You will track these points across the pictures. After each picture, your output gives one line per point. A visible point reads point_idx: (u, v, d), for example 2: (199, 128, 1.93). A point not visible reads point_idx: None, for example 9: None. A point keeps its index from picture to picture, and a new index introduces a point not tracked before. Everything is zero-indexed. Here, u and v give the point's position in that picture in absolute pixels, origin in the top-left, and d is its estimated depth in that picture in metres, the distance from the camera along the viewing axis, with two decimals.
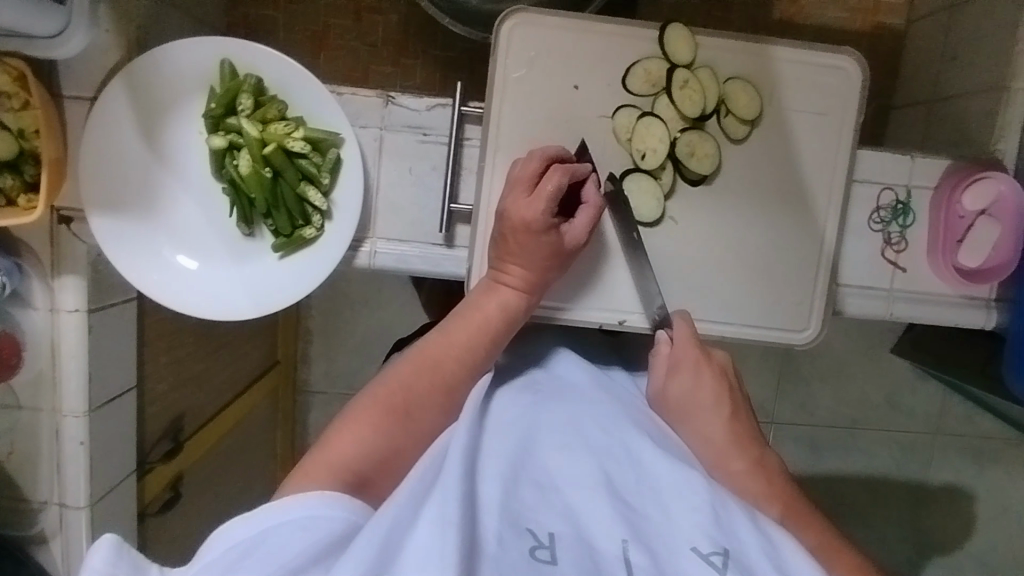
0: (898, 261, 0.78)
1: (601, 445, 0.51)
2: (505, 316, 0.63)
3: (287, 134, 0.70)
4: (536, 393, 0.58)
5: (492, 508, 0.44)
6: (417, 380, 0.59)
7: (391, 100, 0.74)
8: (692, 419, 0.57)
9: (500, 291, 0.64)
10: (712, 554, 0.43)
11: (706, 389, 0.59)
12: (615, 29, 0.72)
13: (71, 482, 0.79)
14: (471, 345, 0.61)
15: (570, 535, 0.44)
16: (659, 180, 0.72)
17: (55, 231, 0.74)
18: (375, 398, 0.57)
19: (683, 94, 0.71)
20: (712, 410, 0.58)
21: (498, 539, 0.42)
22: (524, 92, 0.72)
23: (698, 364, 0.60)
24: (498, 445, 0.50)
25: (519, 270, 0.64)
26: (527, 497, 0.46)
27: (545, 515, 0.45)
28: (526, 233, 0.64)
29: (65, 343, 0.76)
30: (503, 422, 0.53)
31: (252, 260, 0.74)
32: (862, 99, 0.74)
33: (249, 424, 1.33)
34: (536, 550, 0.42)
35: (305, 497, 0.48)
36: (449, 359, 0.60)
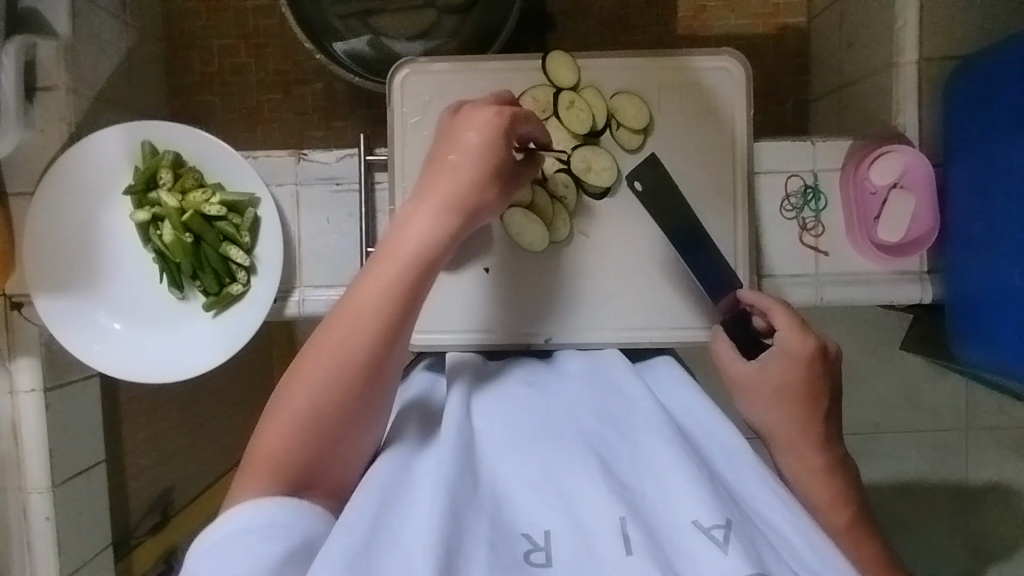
0: (819, 245, 0.78)
1: (593, 429, 0.52)
2: (420, 254, 0.50)
3: (205, 200, 0.75)
4: (534, 384, 0.60)
5: (484, 511, 0.45)
6: (320, 368, 0.48)
7: (303, 157, 0.79)
8: (775, 406, 0.56)
9: (421, 217, 0.51)
10: (713, 527, 0.42)
11: (802, 387, 0.55)
12: (499, 65, 0.77)
13: (40, 557, 0.82)
14: (397, 287, 0.49)
15: (563, 528, 0.44)
16: (562, 198, 0.75)
17: (9, 316, 0.79)
18: (289, 393, 0.48)
19: (571, 113, 0.75)
20: (801, 405, 0.55)
21: (493, 546, 0.42)
22: (423, 134, 0.77)
23: (806, 359, 0.56)
24: (489, 442, 0.52)
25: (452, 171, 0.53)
26: (519, 499, 0.46)
27: (540, 514, 0.45)
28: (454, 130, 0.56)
29: (26, 421, 0.80)
30: (491, 421, 0.54)
31: (186, 323, 0.78)
32: (748, 93, 0.76)
33: None
34: (530, 553, 0.43)
35: (264, 501, 0.44)
36: (370, 307, 0.49)
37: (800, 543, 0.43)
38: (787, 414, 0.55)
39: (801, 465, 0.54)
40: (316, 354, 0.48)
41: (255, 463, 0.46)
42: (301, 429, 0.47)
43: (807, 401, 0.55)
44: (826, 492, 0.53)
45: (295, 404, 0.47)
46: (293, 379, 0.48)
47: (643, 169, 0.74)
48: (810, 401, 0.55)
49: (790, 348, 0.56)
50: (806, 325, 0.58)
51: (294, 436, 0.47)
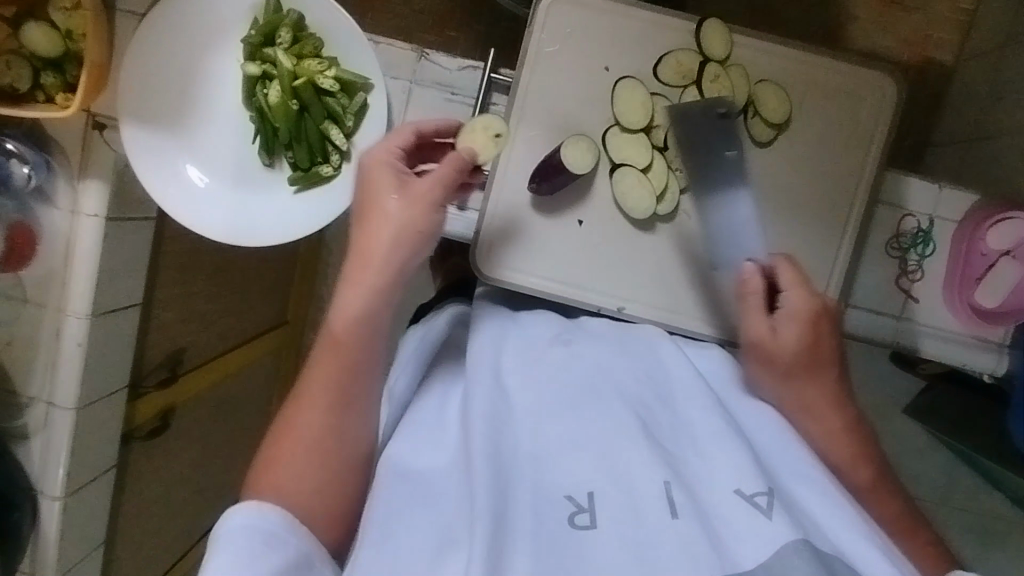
0: (912, 290, 0.76)
1: (634, 393, 0.58)
2: (415, 220, 0.59)
3: (320, 71, 0.72)
4: (569, 338, 0.63)
5: (526, 481, 0.53)
6: (315, 402, 0.59)
7: (425, 56, 0.75)
8: (800, 381, 0.62)
9: (397, 202, 0.59)
10: (756, 494, 0.50)
11: (798, 342, 0.62)
12: (651, 17, 0.73)
13: (64, 380, 0.81)
14: (370, 297, 0.58)
15: (608, 494, 0.51)
16: (677, 171, 0.73)
17: (88, 135, 0.77)
18: (293, 425, 0.60)
19: (713, 87, 0.72)
20: (822, 369, 0.62)
21: (536, 514, 0.50)
22: (554, 67, 0.73)
23: (815, 319, 0.63)
24: (525, 399, 0.58)
25: (395, 197, 0.59)
26: (562, 461, 0.53)
27: (580, 477, 0.52)
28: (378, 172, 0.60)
29: (81, 243, 0.78)
30: (523, 374, 0.60)
31: (266, 190, 0.76)
32: (894, 117, 0.73)
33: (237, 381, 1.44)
34: (576, 516, 0.50)
35: (268, 511, 0.56)
36: (354, 328, 0.59)
37: (827, 511, 0.51)
38: (818, 387, 0.62)
39: (819, 423, 0.62)
40: (319, 373, 0.60)
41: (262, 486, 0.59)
42: (302, 457, 0.59)
43: (821, 357, 0.62)
44: (846, 450, 0.62)
45: (295, 436, 0.60)
46: (297, 414, 0.60)
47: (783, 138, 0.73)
48: (819, 354, 0.62)
49: (797, 310, 0.62)
50: (807, 280, 0.63)
51: (308, 469, 0.59)
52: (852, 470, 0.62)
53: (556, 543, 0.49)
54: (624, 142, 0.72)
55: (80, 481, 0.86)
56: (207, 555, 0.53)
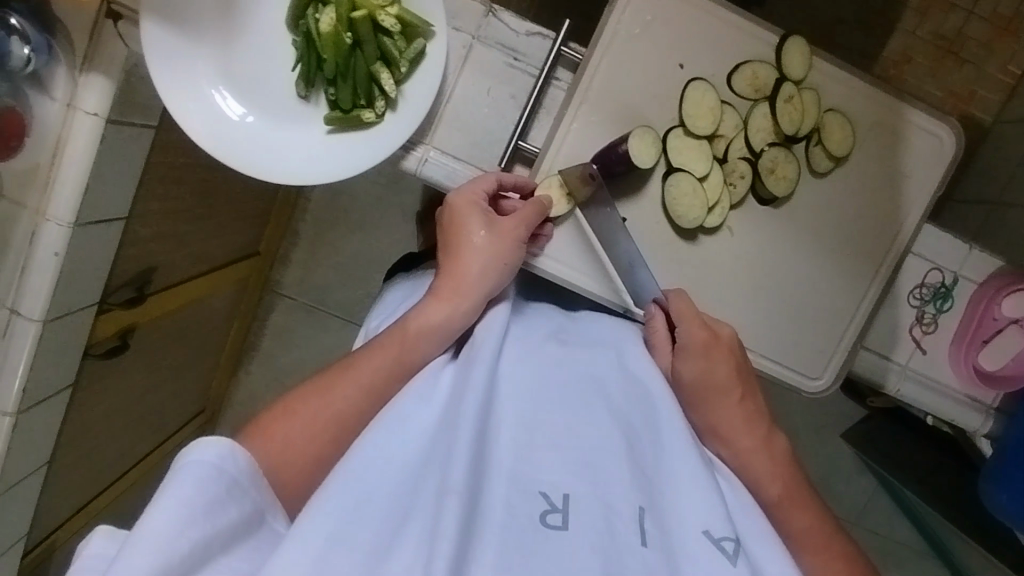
0: (922, 341, 0.78)
1: (622, 409, 0.55)
2: (499, 262, 0.64)
3: (381, 6, 0.65)
4: (562, 339, 0.62)
5: (502, 471, 0.47)
6: (366, 377, 0.59)
7: (493, 12, 0.70)
8: (706, 404, 0.61)
9: (484, 249, 0.64)
10: (723, 539, 0.47)
11: (716, 373, 0.62)
12: (737, 22, 0.70)
13: (31, 290, 0.73)
14: (450, 314, 0.61)
15: (584, 500, 0.47)
16: (732, 186, 0.71)
17: (100, 24, 0.68)
18: (313, 397, 0.58)
19: (785, 108, 0.69)
20: (724, 394, 0.62)
21: (508, 504, 0.45)
22: (629, 53, 0.69)
23: (709, 347, 0.63)
24: (513, 388, 0.53)
25: (484, 243, 0.64)
26: (542, 457, 0.48)
27: (558, 476, 0.47)
28: (466, 216, 0.65)
29: (73, 143, 0.70)
30: (512, 367, 0.56)
31: (294, 125, 0.69)
32: (946, 172, 0.74)
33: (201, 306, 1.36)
34: (548, 514, 0.45)
35: (210, 449, 0.46)
36: (426, 336, 0.61)
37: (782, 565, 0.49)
38: (724, 407, 0.61)
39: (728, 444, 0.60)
40: (375, 360, 0.59)
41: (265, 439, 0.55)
42: (324, 428, 0.56)
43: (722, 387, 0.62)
44: (762, 470, 0.60)
45: (331, 408, 0.57)
46: (326, 390, 0.58)
47: (837, 176, 0.73)
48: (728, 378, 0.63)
49: (691, 337, 0.63)
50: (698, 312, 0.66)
51: (319, 437, 0.56)
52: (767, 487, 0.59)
53: (523, 540, 0.43)
54: (685, 146, 0.70)
55: (34, 399, 0.78)
56: (151, 500, 0.43)
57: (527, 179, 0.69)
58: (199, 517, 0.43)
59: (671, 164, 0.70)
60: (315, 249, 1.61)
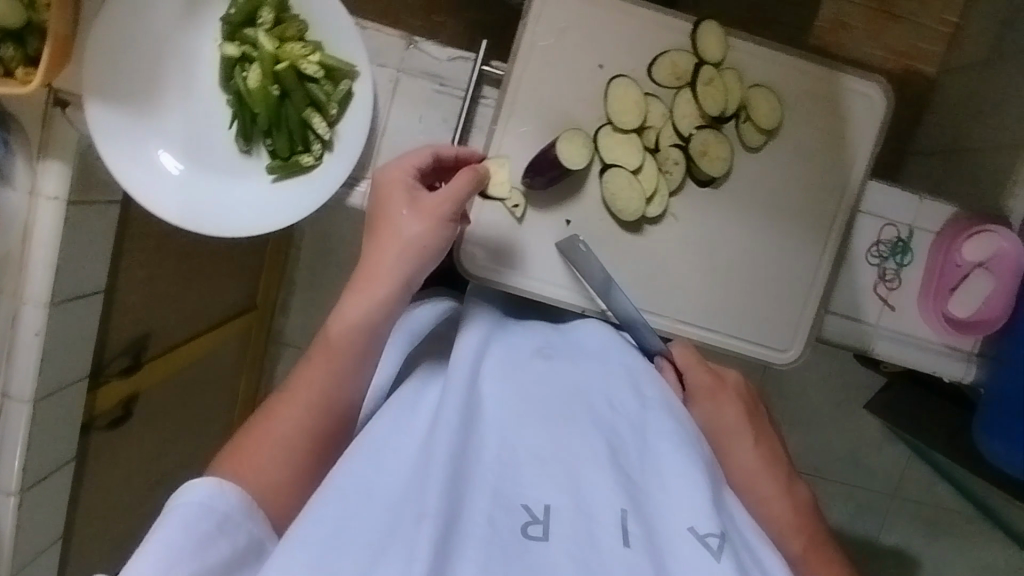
0: (889, 298, 0.78)
1: (608, 415, 0.55)
2: (417, 247, 0.62)
3: (303, 56, 0.69)
4: (547, 354, 0.62)
5: (485, 488, 0.48)
6: (307, 393, 0.61)
7: (414, 44, 0.72)
8: (726, 447, 0.62)
9: (409, 225, 0.62)
10: (708, 535, 0.47)
11: (729, 418, 0.62)
12: (647, 15, 0.72)
13: (19, 372, 0.76)
14: (369, 309, 0.62)
15: (566, 508, 0.47)
16: (668, 174, 0.72)
17: (50, 113, 0.72)
18: (275, 412, 0.61)
19: (707, 90, 0.71)
20: (740, 436, 0.62)
21: (489, 520, 0.46)
22: (548, 61, 0.71)
23: (715, 391, 0.64)
24: (498, 409, 0.55)
25: (409, 218, 0.63)
26: (525, 472, 0.49)
27: (540, 488, 0.48)
28: (391, 187, 0.65)
29: (40, 227, 0.74)
30: (494, 387, 0.57)
31: (240, 178, 0.72)
32: (881, 127, 0.74)
33: (203, 367, 1.40)
34: (529, 527, 0.46)
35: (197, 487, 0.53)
36: (348, 339, 0.61)
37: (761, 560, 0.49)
38: (741, 448, 0.61)
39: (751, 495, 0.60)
40: (306, 377, 0.61)
41: (234, 461, 0.59)
42: (292, 438, 0.60)
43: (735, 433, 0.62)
44: (786, 518, 0.59)
45: (281, 429, 0.60)
46: (278, 409, 0.61)
47: (773, 148, 0.73)
48: (742, 432, 0.62)
49: (699, 385, 0.64)
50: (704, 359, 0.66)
51: (287, 452, 0.59)
52: (789, 539, 0.58)
53: (505, 552, 0.45)
54: (616, 142, 0.71)
55: (37, 476, 0.81)
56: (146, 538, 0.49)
57: (469, 150, 0.68)
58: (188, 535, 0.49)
59: (604, 161, 0.71)
60: (311, 294, 1.64)
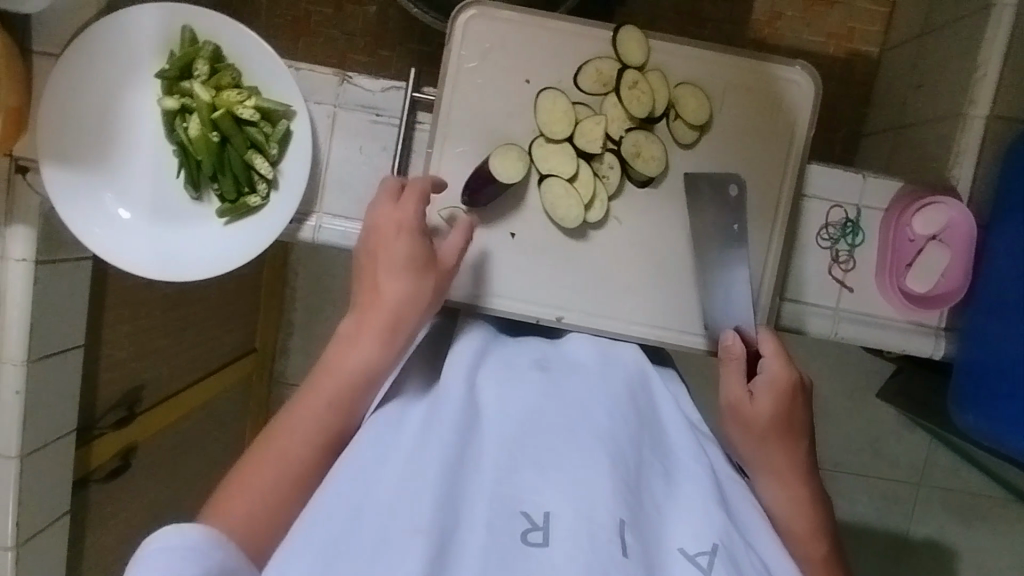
0: (845, 280, 0.77)
1: (612, 424, 0.55)
2: (392, 312, 0.62)
3: (238, 101, 0.72)
4: (544, 365, 0.63)
5: (484, 493, 0.49)
6: (302, 424, 0.58)
7: (347, 80, 0.75)
8: (767, 445, 0.64)
9: (391, 279, 0.63)
10: (699, 554, 0.49)
11: (788, 413, 0.65)
12: (567, 28, 0.74)
13: (4, 429, 0.79)
14: (370, 356, 0.60)
15: (567, 514, 0.48)
16: (604, 179, 0.73)
17: (12, 180, 0.76)
18: (262, 459, 0.58)
19: (632, 94, 0.72)
20: (790, 432, 0.64)
21: (491, 525, 0.46)
22: (476, 83, 0.74)
23: (791, 389, 0.65)
24: (497, 417, 0.55)
25: (393, 275, 0.62)
26: (524, 480, 0.50)
27: (542, 496, 0.49)
28: (387, 232, 0.64)
29: (11, 290, 0.77)
30: (493, 397, 0.57)
31: (193, 224, 0.75)
32: (814, 110, 0.75)
33: (205, 414, 1.43)
34: (528, 533, 0.47)
35: (183, 528, 0.49)
36: (348, 377, 0.60)
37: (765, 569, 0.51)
38: (778, 446, 0.64)
39: (781, 491, 0.63)
40: (306, 411, 0.59)
41: (230, 505, 0.55)
42: (275, 497, 0.56)
43: (788, 430, 0.64)
44: (802, 525, 0.62)
45: (281, 450, 0.57)
46: (280, 430, 0.59)
47: (707, 142, 0.74)
48: (790, 439, 0.64)
49: (774, 379, 0.65)
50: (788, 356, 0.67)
51: (268, 497, 0.56)
52: (808, 542, 0.61)
53: (507, 558, 0.45)
54: (549, 154, 0.73)
55: (32, 530, 0.84)
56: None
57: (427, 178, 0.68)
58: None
59: (540, 173, 0.73)
60: (306, 333, 1.67)
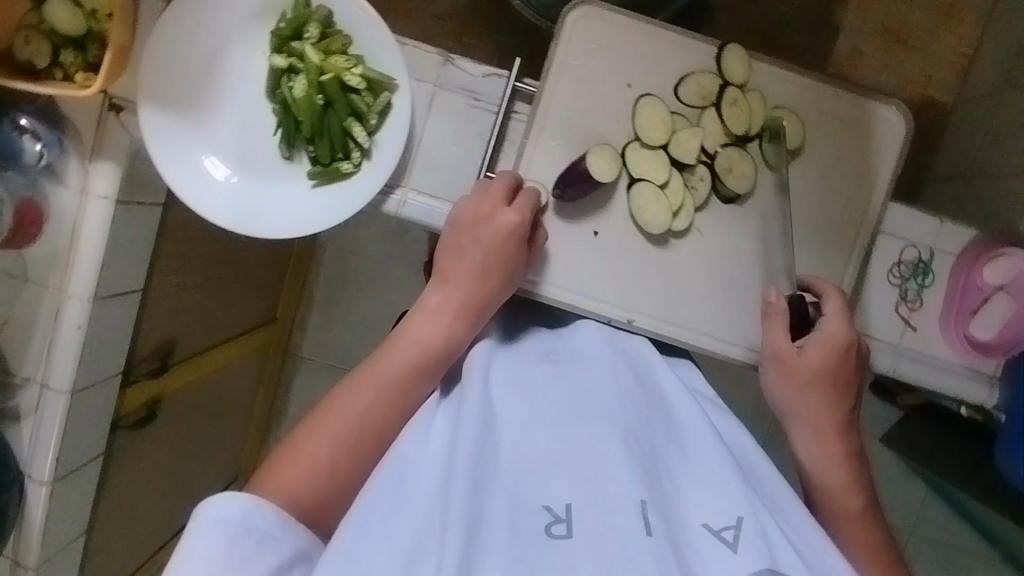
0: (910, 319, 0.79)
1: (621, 417, 0.61)
2: (471, 301, 0.67)
3: (346, 68, 0.73)
4: (555, 359, 0.68)
5: (502, 489, 0.55)
6: (370, 386, 0.66)
7: (450, 61, 0.76)
8: (811, 401, 0.69)
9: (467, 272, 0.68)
10: (724, 530, 0.54)
11: (836, 370, 0.69)
12: (673, 38, 0.75)
13: (59, 363, 0.79)
14: (437, 331, 0.67)
15: (583, 504, 0.54)
16: (693, 190, 0.74)
17: (103, 117, 0.76)
18: (326, 421, 0.65)
19: (732, 111, 0.73)
20: (839, 387, 0.69)
21: (513, 520, 0.52)
22: (578, 80, 0.75)
23: (845, 347, 0.69)
24: (506, 416, 0.61)
25: (465, 272, 0.68)
26: (538, 476, 0.56)
27: (557, 488, 0.54)
28: (472, 229, 0.68)
29: (88, 224, 0.77)
30: (503, 394, 0.63)
31: (280, 182, 0.76)
32: (901, 150, 0.76)
33: (224, 377, 1.43)
34: (552, 525, 0.52)
35: (227, 502, 0.56)
36: (419, 349, 0.66)
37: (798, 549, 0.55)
38: (821, 401, 0.69)
39: (819, 450, 0.69)
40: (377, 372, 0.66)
41: (287, 471, 0.62)
42: (332, 461, 0.63)
43: (835, 384, 0.69)
44: (836, 482, 0.68)
45: (341, 416, 0.64)
46: (337, 399, 0.65)
47: (796, 167, 0.76)
48: (834, 394, 0.69)
49: (828, 337, 0.69)
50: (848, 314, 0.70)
51: (329, 458, 0.63)
52: (845, 497, 0.68)
53: (532, 547, 0.51)
54: (643, 158, 0.73)
55: (68, 467, 0.83)
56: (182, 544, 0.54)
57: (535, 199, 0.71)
58: (224, 566, 0.53)
59: (632, 176, 0.74)
60: (330, 308, 1.68)
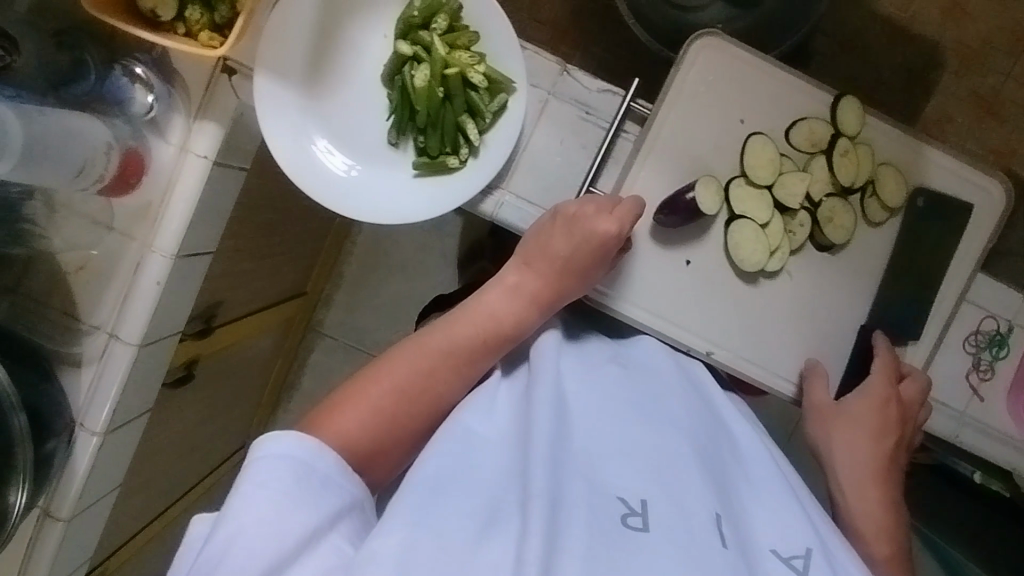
0: (979, 388, 0.79)
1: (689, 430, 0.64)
2: (550, 291, 0.70)
3: (470, 65, 0.73)
4: (620, 362, 0.71)
5: (579, 474, 0.57)
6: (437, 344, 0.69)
7: (568, 71, 0.76)
8: (842, 448, 0.74)
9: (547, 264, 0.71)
10: (792, 558, 0.57)
11: (873, 423, 0.73)
12: (791, 82, 0.76)
13: (133, 315, 0.78)
14: (507, 309, 0.70)
15: (660, 507, 0.56)
16: (791, 233, 0.75)
17: (215, 78, 0.76)
18: (390, 373, 0.68)
19: (842, 161, 0.74)
20: (879, 437, 0.74)
21: (592, 506, 0.54)
22: (693, 109, 0.75)
23: (884, 401, 0.73)
24: (578, 410, 0.64)
25: (545, 261, 0.71)
26: (613, 470, 0.58)
27: (633, 485, 0.57)
28: (575, 226, 0.70)
29: (183, 181, 0.77)
30: (575, 388, 0.66)
31: (379, 167, 0.76)
32: (997, 223, 0.77)
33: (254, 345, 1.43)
34: (629, 517, 0.54)
35: (288, 442, 0.57)
36: (488, 321, 0.69)
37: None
38: (857, 447, 0.74)
39: (856, 494, 0.73)
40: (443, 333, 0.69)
41: (336, 417, 0.65)
42: (382, 414, 0.66)
43: (878, 433, 0.74)
44: (873, 527, 0.71)
45: (404, 371, 0.68)
46: (400, 356, 0.69)
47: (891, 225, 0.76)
48: (874, 442, 0.73)
49: (871, 393, 0.74)
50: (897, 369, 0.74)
51: (380, 413, 0.66)
52: (876, 540, 0.71)
53: (613, 535, 0.53)
54: (746, 195, 0.74)
55: (120, 421, 0.82)
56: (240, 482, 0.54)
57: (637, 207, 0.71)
58: (280, 498, 0.53)
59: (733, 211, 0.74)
60: (365, 290, 1.67)
